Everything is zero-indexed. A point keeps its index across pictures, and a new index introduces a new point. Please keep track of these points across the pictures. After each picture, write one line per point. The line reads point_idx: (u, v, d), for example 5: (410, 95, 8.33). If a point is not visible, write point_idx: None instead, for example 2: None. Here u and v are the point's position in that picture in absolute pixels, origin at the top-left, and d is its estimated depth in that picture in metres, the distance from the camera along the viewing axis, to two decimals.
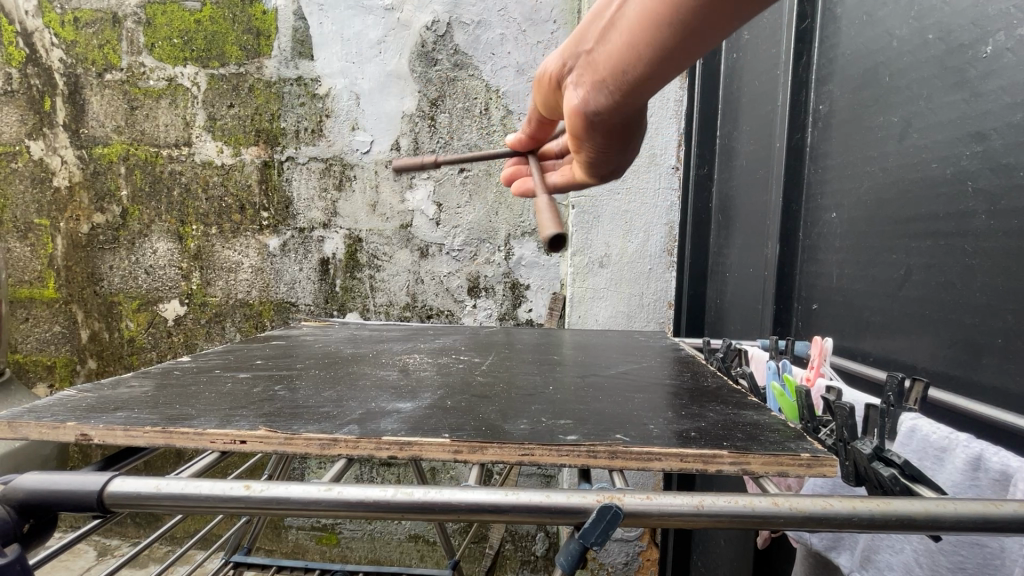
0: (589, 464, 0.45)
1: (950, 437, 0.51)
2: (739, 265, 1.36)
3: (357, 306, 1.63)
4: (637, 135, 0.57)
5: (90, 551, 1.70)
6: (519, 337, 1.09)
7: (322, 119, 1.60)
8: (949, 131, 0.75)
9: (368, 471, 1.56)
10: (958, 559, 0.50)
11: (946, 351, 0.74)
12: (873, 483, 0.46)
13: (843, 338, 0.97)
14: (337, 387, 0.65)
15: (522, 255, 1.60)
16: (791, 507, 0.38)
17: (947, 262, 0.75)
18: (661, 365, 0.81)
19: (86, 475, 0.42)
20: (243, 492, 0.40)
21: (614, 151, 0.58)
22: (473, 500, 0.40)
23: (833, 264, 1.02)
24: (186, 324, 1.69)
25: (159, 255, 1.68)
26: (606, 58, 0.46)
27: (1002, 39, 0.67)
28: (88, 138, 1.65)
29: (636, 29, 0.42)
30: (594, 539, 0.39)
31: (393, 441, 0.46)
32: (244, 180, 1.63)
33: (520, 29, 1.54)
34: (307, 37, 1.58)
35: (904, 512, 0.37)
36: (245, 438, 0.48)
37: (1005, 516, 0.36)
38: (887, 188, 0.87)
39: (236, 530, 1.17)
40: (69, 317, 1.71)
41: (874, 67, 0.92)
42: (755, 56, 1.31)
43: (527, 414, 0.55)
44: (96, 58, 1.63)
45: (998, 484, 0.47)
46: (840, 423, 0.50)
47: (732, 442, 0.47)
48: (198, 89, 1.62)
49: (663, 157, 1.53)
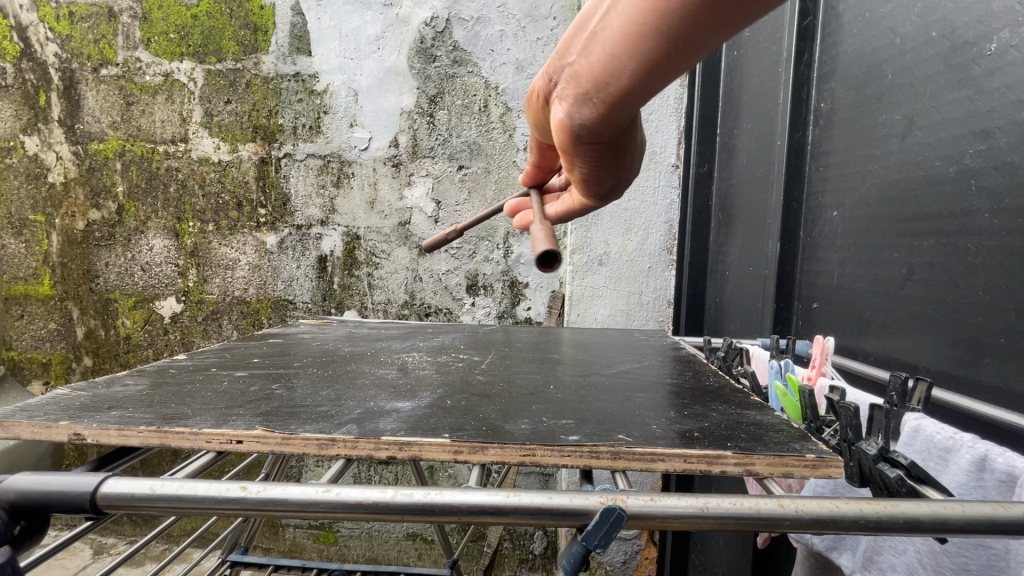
0: (591, 465, 0.45)
1: (955, 437, 0.51)
2: (739, 263, 1.36)
3: (356, 303, 1.62)
4: (630, 152, 0.50)
5: (86, 550, 1.69)
6: (518, 336, 1.08)
7: (320, 116, 1.59)
8: (954, 129, 0.75)
9: (366, 470, 1.56)
10: (961, 560, 0.49)
11: (948, 351, 0.74)
12: (878, 484, 0.45)
13: (844, 337, 0.97)
14: (335, 386, 0.64)
15: (521, 254, 1.59)
16: (796, 509, 0.38)
17: (950, 261, 0.74)
18: (662, 364, 0.81)
19: (77, 476, 0.41)
20: (240, 494, 0.40)
21: (605, 174, 0.51)
22: (473, 502, 0.39)
23: (834, 263, 1.02)
24: (183, 322, 1.67)
25: (155, 253, 1.66)
26: (587, 71, 0.40)
27: (1007, 37, 0.67)
28: (84, 133, 1.64)
29: (623, 35, 0.36)
30: (597, 541, 0.38)
31: (393, 441, 0.46)
32: (242, 176, 1.62)
33: (519, 25, 1.53)
34: (305, 33, 1.57)
35: (912, 515, 0.37)
36: (242, 438, 0.47)
37: (1014, 519, 0.36)
38: (890, 187, 0.87)
39: (234, 529, 1.16)
40: (65, 314, 1.69)
41: (877, 65, 0.92)
42: (756, 53, 1.30)
43: (529, 413, 0.54)
44: (91, 53, 1.61)
45: (1004, 486, 0.46)
46: (844, 423, 0.50)
47: (737, 442, 0.46)
48: (195, 84, 1.60)
49: (663, 155, 1.53)
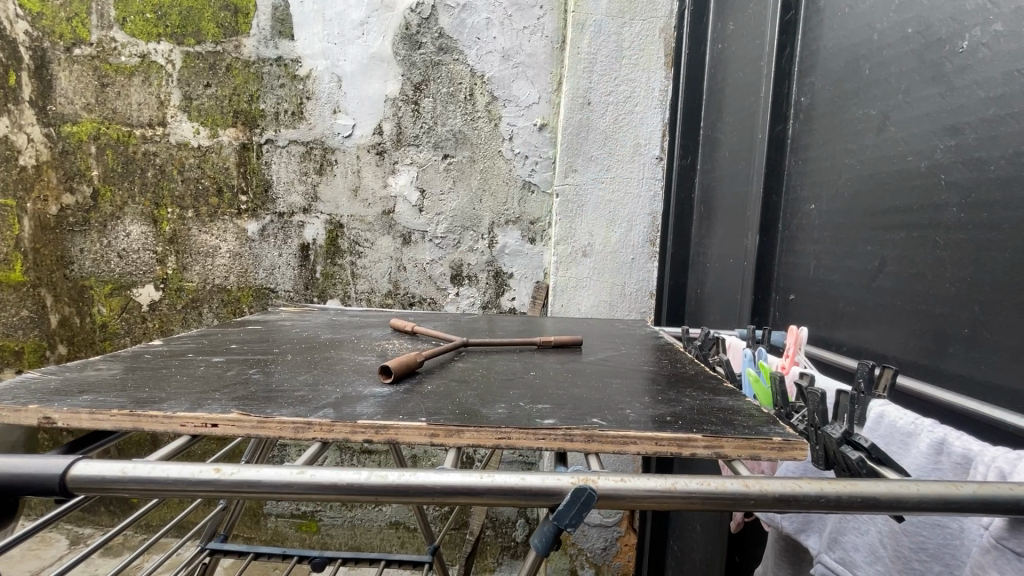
0: (566, 448, 0.45)
1: (916, 422, 0.53)
2: (719, 255, 1.38)
3: (338, 292, 1.61)
4: None
5: (61, 540, 1.67)
6: (500, 324, 1.09)
7: (303, 102, 1.57)
8: (926, 125, 0.76)
9: (349, 459, 1.55)
10: (919, 539, 0.51)
11: (915, 341, 0.76)
12: (841, 466, 0.47)
13: (819, 328, 0.99)
14: (314, 372, 0.63)
15: (506, 244, 1.59)
16: (761, 489, 0.39)
17: (920, 253, 0.76)
18: (640, 351, 0.82)
19: (46, 458, 0.41)
20: (213, 476, 0.40)
21: None
22: (447, 484, 0.40)
23: (811, 256, 1.04)
24: (161, 310, 1.65)
25: (132, 239, 1.63)
26: None
27: (979, 34, 0.69)
28: (56, 115, 1.59)
29: None
30: (568, 521, 0.39)
31: (369, 425, 0.46)
32: (221, 162, 1.59)
33: (506, 13, 1.52)
34: (288, 16, 1.54)
35: (870, 494, 0.38)
36: (216, 422, 0.47)
37: (965, 496, 0.37)
38: (865, 181, 0.89)
39: (213, 517, 1.15)
40: (38, 301, 1.65)
41: (855, 61, 0.93)
42: (740, 46, 1.31)
43: (507, 398, 0.55)
44: (64, 32, 1.56)
45: (958, 468, 0.48)
46: (812, 408, 0.51)
47: (707, 426, 0.47)
48: (173, 67, 1.56)
49: (647, 147, 1.53)
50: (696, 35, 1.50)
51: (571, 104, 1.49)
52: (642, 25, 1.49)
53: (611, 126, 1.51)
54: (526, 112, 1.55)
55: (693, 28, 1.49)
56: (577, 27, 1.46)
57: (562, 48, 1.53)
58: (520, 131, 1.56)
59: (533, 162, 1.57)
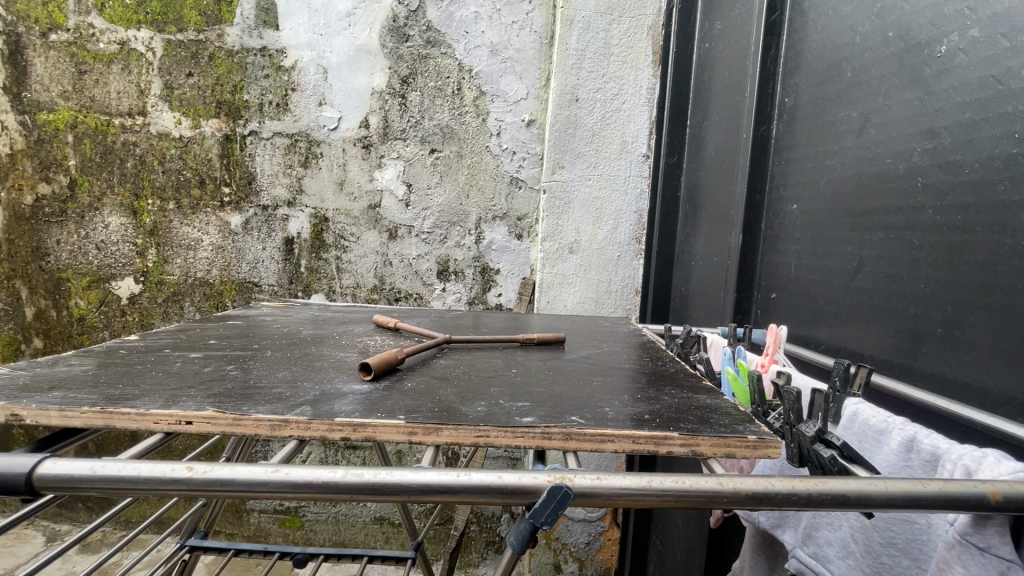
0: (544, 446, 0.46)
1: (888, 420, 0.54)
2: (704, 253, 1.39)
3: (323, 287, 1.60)
4: None
5: (38, 536, 1.64)
6: (485, 321, 1.09)
7: (287, 93, 1.54)
8: (904, 128, 0.78)
9: (333, 454, 1.55)
10: (888, 535, 0.52)
11: (891, 341, 0.78)
12: (815, 463, 0.48)
13: (799, 327, 1.01)
14: (293, 369, 0.63)
15: (493, 240, 1.59)
16: (734, 487, 0.39)
17: (897, 255, 0.78)
18: (622, 349, 0.83)
19: (12, 456, 0.40)
20: (186, 475, 0.39)
21: None
22: (424, 482, 0.39)
23: (792, 256, 1.05)
24: (141, 303, 1.62)
25: (111, 231, 1.59)
26: None
27: (957, 39, 0.70)
28: (32, 103, 1.55)
29: None
30: (544, 519, 0.39)
31: (346, 423, 0.46)
32: (204, 153, 1.56)
33: (494, 8, 1.51)
34: (272, 5, 1.51)
35: (840, 492, 0.39)
36: (191, 419, 0.46)
37: (931, 495, 0.38)
38: (845, 182, 0.90)
39: (193, 514, 1.14)
40: (13, 293, 1.62)
41: (838, 63, 0.94)
42: (726, 45, 1.32)
43: (488, 396, 0.55)
44: (40, 17, 1.52)
45: (928, 465, 0.49)
46: (787, 406, 0.51)
47: (684, 424, 0.48)
48: (153, 55, 1.53)
49: (634, 145, 1.54)
50: (684, 32, 1.50)
51: (559, 101, 1.48)
52: (630, 23, 1.49)
53: (598, 123, 1.51)
54: (514, 108, 1.54)
55: (681, 27, 1.49)
56: (565, 23, 1.46)
57: (551, 43, 1.52)
58: (508, 126, 1.55)
59: (520, 158, 1.56)
